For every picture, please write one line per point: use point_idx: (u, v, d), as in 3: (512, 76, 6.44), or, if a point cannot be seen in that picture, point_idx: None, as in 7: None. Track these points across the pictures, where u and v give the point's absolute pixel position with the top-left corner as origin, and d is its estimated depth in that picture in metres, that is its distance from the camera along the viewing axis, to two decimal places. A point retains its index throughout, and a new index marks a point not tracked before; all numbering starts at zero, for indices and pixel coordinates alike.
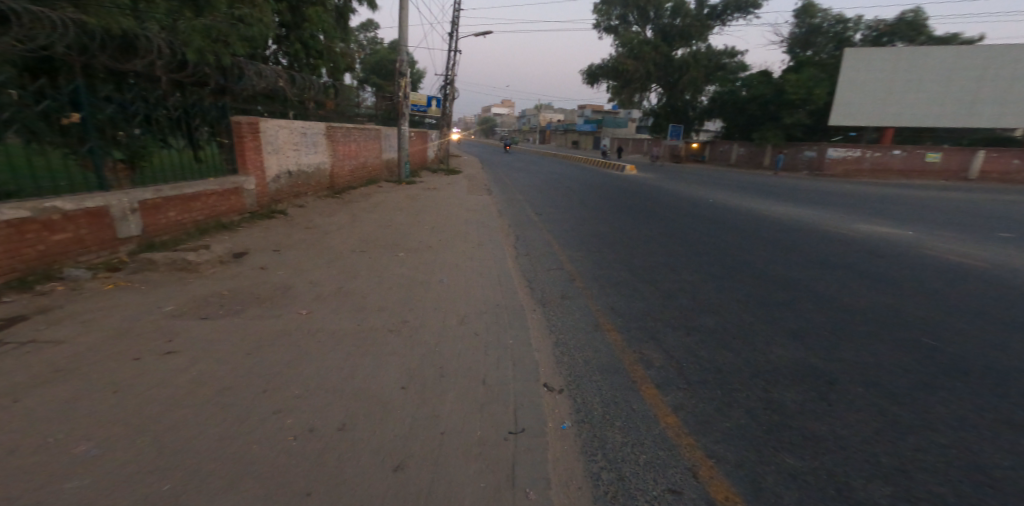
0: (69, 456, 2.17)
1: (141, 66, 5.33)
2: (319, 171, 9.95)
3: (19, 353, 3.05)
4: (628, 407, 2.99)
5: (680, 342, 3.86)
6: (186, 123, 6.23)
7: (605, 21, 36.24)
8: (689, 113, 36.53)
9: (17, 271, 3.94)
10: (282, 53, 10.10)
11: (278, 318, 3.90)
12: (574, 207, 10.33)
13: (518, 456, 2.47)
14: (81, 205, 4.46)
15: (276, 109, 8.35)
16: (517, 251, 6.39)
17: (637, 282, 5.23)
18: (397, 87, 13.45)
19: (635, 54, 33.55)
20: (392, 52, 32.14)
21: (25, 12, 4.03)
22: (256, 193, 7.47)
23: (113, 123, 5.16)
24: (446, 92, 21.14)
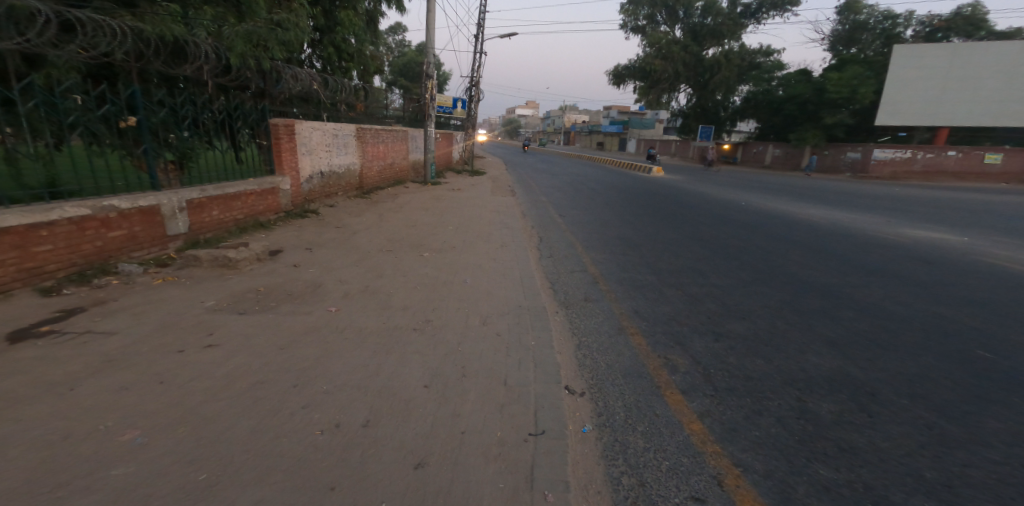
0: (116, 444, 2.31)
1: (190, 71, 5.60)
2: (350, 172, 10.24)
3: (76, 343, 3.28)
4: (651, 412, 2.92)
5: (707, 347, 3.75)
6: (229, 126, 6.53)
7: (633, 21, 35.64)
8: (722, 114, 35.58)
9: (77, 264, 4.27)
10: (316, 57, 10.45)
11: (309, 315, 4.02)
12: (600, 209, 10.24)
13: (538, 458, 2.46)
14: (135, 204, 4.76)
15: (310, 111, 8.64)
16: (541, 253, 6.38)
17: (664, 286, 5.11)
18: (424, 89, 13.67)
19: (665, 54, 32.91)
20: (420, 56, 32.55)
21: (88, 21, 4.27)
22: (290, 193, 7.77)
23: (165, 126, 5.48)
24: (472, 94, 21.32)
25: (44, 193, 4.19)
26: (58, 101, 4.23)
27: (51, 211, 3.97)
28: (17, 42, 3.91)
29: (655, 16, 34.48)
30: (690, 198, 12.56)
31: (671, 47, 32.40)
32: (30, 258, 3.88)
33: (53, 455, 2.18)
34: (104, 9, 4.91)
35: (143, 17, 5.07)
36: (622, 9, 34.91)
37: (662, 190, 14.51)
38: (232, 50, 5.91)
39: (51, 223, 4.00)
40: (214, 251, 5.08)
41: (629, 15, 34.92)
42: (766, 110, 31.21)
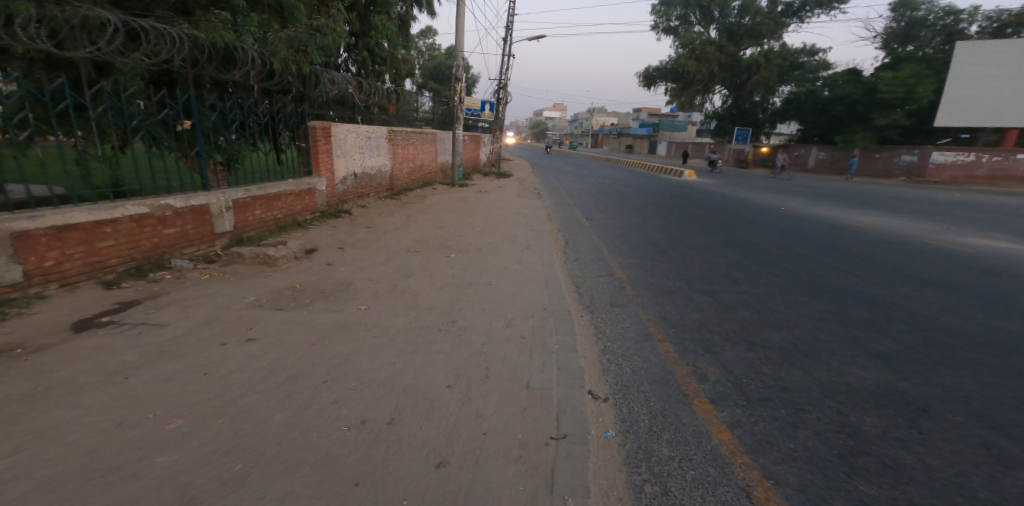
0: (162, 432, 2.46)
1: (239, 76, 5.88)
2: (381, 173, 10.53)
3: (132, 333, 3.52)
4: (677, 420, 2.83)
5: (740, 356, 3.59)
6: (272, 129, 6.84)
7: (664, 22, 34.93)
8: (761, 115, 34.26)
9: (135, 259, 4.59)
10: (351, 61, 10.80)
11: (341, 312, 4.15)
12: (630, 213, 10.07)
13: (558, 462, 2.43)
14: (188, 203, 5.07)
15: (346, 114, 8.93)
16: (567, 256, 6.34)
17: (694, 292, 4.95)
18: (453, 92, 13.87)
19: (699, 56, 32.15)
20: (450, 59, 32.89)
21: (150, 31, 4.58)
22: (326, 194, 8.06)
23: (216, 129, 5.78)
24: (501, 97, 21.48)
25: (109, 193, 4.53)
26: (122, 106, 4.57)
27: (114, 210, 4.30)
28: (90, 51, 4.30)
29: (690, 17, 33.75)
30: (724, 203, 12.14)
31: (705, 47, 31.60)
32: (95, 253, 4.21)
33: (107, 440, 2.35)
34: (165, 17, 5.17)
35: (198, 26, 5.31)
36: (655, 10, 34.38)
37: (695, 194, 14.11)
38: (275, 55, 6.15)
39: (114, 220, 4.33)
40: (256, 248, 5.33)
41: (661, 16, 34.29)
42: (809, 111, 29.87)
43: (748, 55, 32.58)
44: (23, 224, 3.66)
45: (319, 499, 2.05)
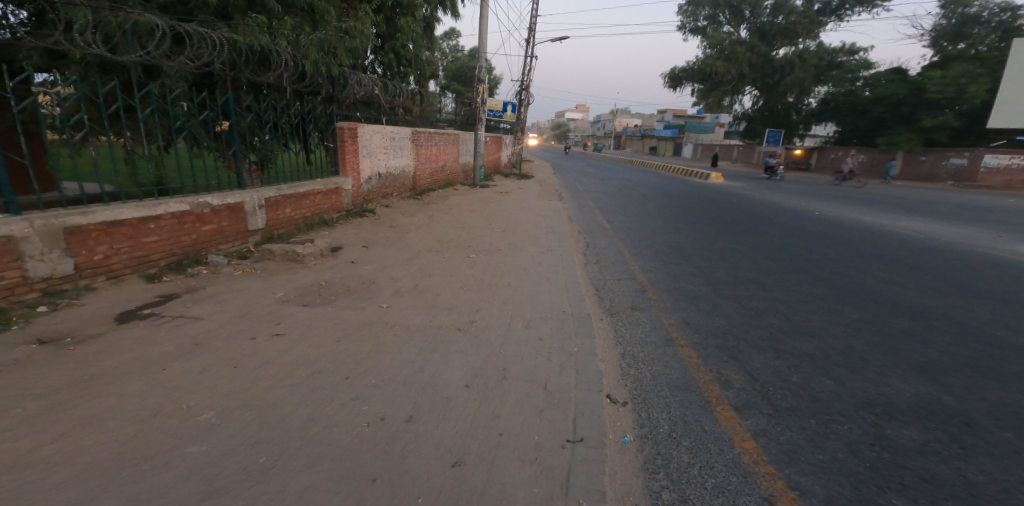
0: (194, 423, 2.57)
1: (273, 78, 6.09)
2: (404, 174, 10.71)
3: (171, 326, 3.70)
4: (698, 427, 2.76)
5: (767, 364, 3.46)
6: (303, 129, 7.06)
7: (692, 23, 34.25)
8: (795, 116, 33.07)
9: (176, 255, 4.83)
10: (378, 63, 11.01)
11: (363, 310, 4.23)
12: (654, 216, 9.89)
13: (574, 466, 2.41)
14: (224, 201, 5.30)
15: (372, 115, 9.12)
16: (587, 259, 6.28)
17: (719, 297, 4.81)
18: (476, 93, 13.99)
19: (728, 56, 31.39)
20: (473, 61, 33.04)
21: (195, 35, 4.80)
22: (352, 193, 8.26)
23: (251, 130, 6.01)
24: (522, 98, 21.55)
25: (153, 191, 4.78)
26: (168, 108, 4.83)
27: (158, 208, 4.54)
28: (140, 55, 4.54)
29: (719, 16, 33.00)
30: (752, 206, 11.76)
31: (735, 47, 30.80)
32: (140, 248, 4.46)
33: (144, 430, 2.47)
34: (207, 21, 5.47)
35: (237, 29, 5.57)
36: (682, 10, 33.77)
37: (722, 198, 13.73)
38: (306, 57, 6.35)
39: (158, 217, 4.58)
40: (285, 246, 5.51)
41: (689, 16, 33.67)
42: (847, 112, 28.64)
43: (780, 55, 31.55)
44: (77, 220, 3.92)
45: (339, 493, 2.10)
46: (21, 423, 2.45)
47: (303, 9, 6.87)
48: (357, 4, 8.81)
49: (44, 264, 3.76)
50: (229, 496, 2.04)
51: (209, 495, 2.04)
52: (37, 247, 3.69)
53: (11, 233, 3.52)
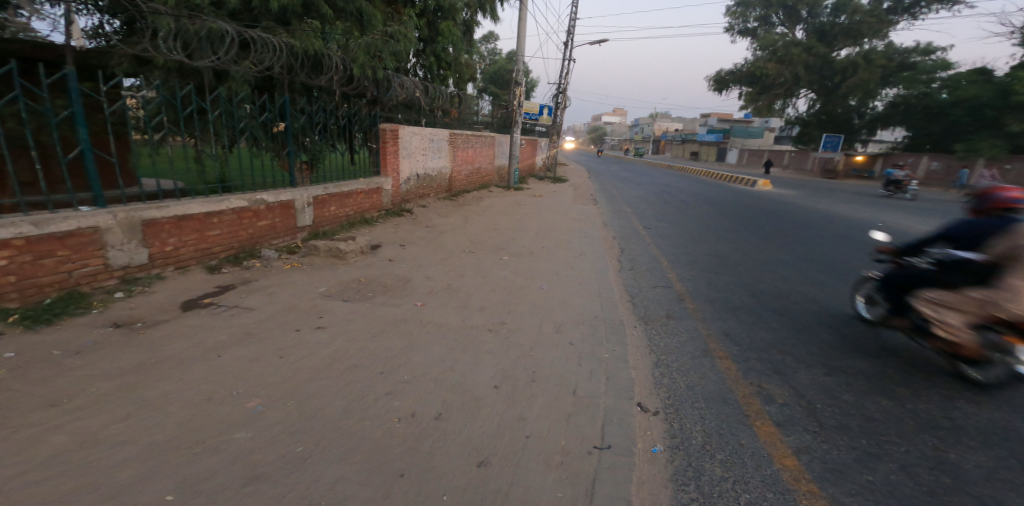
0: (242, 410, 2.74)
1: (325, 82, 6.40)
2: (441, 175, 10.95)
3: (226, 315, 3.98)
4: (734, 441, 2.61)
5: (815, 380, 3.21)
6: (349, 130, 7.34)
7: (741, 24, 32.86)
8: (857, 121, 30.79)
9: (234, 248, 5.19)
10: (419, 66, 11.20)
11: (398, 307, 4.36)
12: (694, 223, 9.54)
13: (600, 472, 2.36)
14: (278, 198, 5.65)
15: (412, 117, 9.38)
16: (621, 265, 6.14)
17: (764, 309, 4.55)
18: (512, 95, 14.11)
19: (781, 58, 29.81)
20: (510, 64, 32.81)
21: (259, 41, 5.15)
22: (391, 193, 8.54)
23: (303, 131, 6.32)
24: (559, 102, 21.41)
25: (217, 188, 5.17)
26: (233, 110, 5.20)
27: (220, 204, 4.92)
28: (212, 60, 4.94)
29: (772, 17, 31.50)
30: (801, 215, 11.10)
31: (789, 48, 29.18)
32: (204, 241, 4.84)
33: (196, 415, 2.66)
34: (269, 28, 5.86)
35: (295, 34, 5.95)
36: (731, 11, 32.45)
37: (768, 206, 13.05)
38: (355, 61, 6.67)
39: (221, 212, 4.96)
40: (330, 242, 5.79)
41: (738, 17, 32.41)
42: (919, 116, 26.34)
43: (841, 55, 29.56)
44: (152, 214, 4.31)
45: (368, 486, 2.17)
46: (94, 401, 2.69)
47: (353, 13, 7.15)
48: (401, 9, 9.07)
49: (122, 253, 4.16)
50: (268, 482, 2.16)
51: (250, 480, 2.16)
52: (118, 238, 4.09)
53: (97, 225, 3.92)
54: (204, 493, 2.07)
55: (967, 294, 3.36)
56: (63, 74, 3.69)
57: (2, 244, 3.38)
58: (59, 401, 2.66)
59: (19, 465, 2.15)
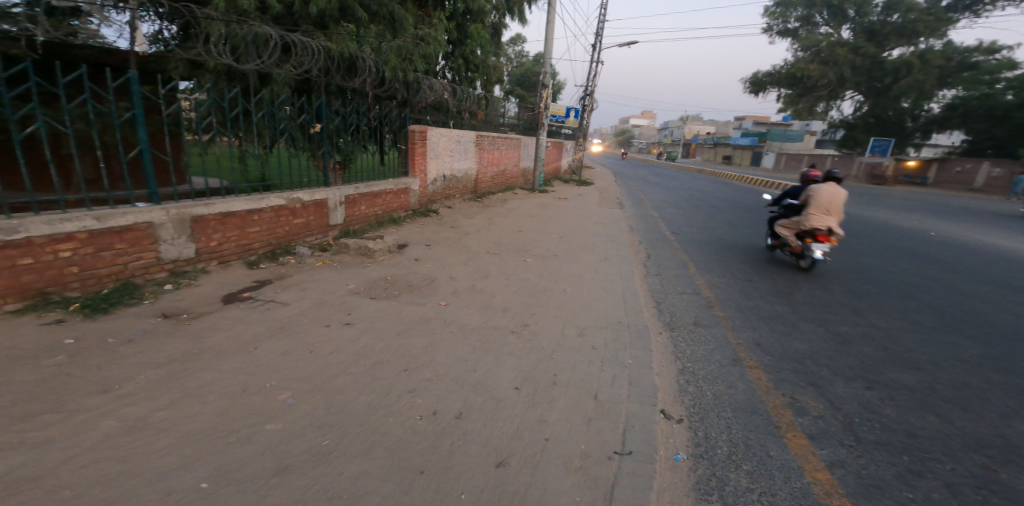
0: (274, 402, 2.86)
1: (359, 84, 6.60)
2: (467, 176, 11.05)
3: (262, 309, 4.17)
4: (762, 452, 2.49)
5: (853, 394, 3.02)
6: (380, 132, 7.51)
7: (781, 24, 31.48)
8: (909, 124, 28.89)
9: (271, 244, 5.43)
10: (448, 68, 11.25)
11: (423, 306, 4.43)
12: (726, 229, 9.22)
13: (620, 478, 2.31)
14: (312, 197, 5.88)
15: (441, 119, 9.45)
16: (648, 270, 6.00)
17: (800, 319, 4.34)
18: (539, 98, 14.15)
19: (825, 59, 28.17)
20: (537, 65, 32.49)
21: (299, 45, 5.39)
22: (419, 194, 8.71)
23: (338, 132, 6.52)
24: (587, 104, 21.14)
25: (258, 186, 5.43)
26: (274, 111, 5.46)
27: (260, 202, 5.17)
28: (257, 63, 5.21)
29: (815, 16, 30.04)
30: (841, 221, 10.54)
31: (835, 48, 27.66)
32: (245, 237, 5.10)
33: (231, 405, 2.78)
34: (308, 31, 6.11)
35: (331, 38, 6.18)
36: (771, 11, 31.11)
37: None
38: (387, 64, 6.83)
39: (261, 210, 5.22)
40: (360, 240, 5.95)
41: (778, 17, 31.06)
42: (981, 118, 24.45)
43: (893, 55, 27.86)
44: (200, 211, 4.59)
45: (389, 481, 2.22)
46: (142, 389, 2.87)
47: (386, 17, 7.26)
48: (432, 12, 9.18)
49: (172, 248, 4.44)
50: (295, 473, 2.25)
51: (278, 471, 2.25)
52: (169, 233, 4.37)
53: (151, 220, 4.20)
54: (236, 482, 2.17)
55: (796, 222, 6.10)
56: (126, 78, 3.87)
57: (68, 237, 3.68)
58: (111, 387, 2.85)
59: (74, 447, 2.32)
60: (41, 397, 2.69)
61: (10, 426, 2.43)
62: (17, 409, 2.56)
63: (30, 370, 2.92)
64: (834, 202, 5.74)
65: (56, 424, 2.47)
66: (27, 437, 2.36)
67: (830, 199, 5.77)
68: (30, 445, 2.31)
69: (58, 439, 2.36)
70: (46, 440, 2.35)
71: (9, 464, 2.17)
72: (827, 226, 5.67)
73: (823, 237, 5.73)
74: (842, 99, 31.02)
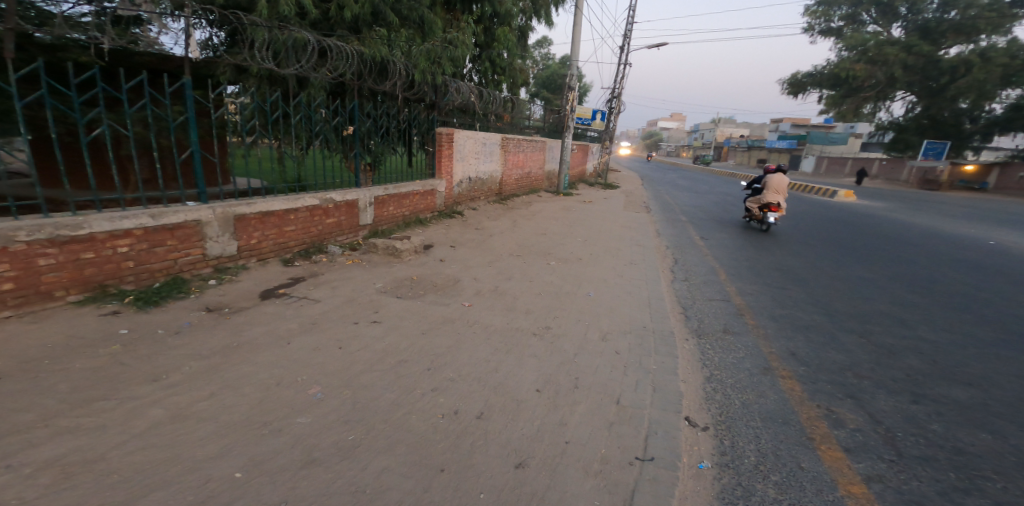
0: (305, 396, 2.97)
1: (389, 87, 6.80)
2: (492, 178, 11.12)
3: (295, 304, 4.34)
4: (793, 463, 2.37)
5: (897, 408, 2.82)
6: (408, 134, 7.68)
7: (821, 24, 29.50)
8: (967, 126, 26.92)
9: (305, 243, 5.66)
10: (475, 71, 11.16)
11: (447, 307, 4.48)
12: (760, 234, 8.87)
13: (641, 485, 2.25)
14: (345, 198, 6.09)
15: (468, 121, 9.54)
16: (675, 275, 5.84)
17: (838, 329, 4.11)
18: (565, 101, 14.09)
19: (873, 59, 26.18)
20: (564, 68, 32.20)
21: (334, 50, 5.60)
22: (445, 195, 8.85)
23: (369, 134, 6.72)
24: (614, 106, 20.74)
25: (295, 187, 5.68)
26: (311, 114, 5.69)
27: (296, 202, 5.41)
28: (296, 67, 5.45)
29: (862, 14, 28.24)
30: (886, 228, 9.96)
31: (883, 47, 25.75)
32: (282, 236, 5.33)
33: (265, 398, 2.90)
34: (343, 36, 6.31)
35: (364, 42, 6.32)
36: (811, 10, 29.32)
37: (846, 218, 11.86)
38: (416, 67, 7.00)
39: (296, 210, 5.45)
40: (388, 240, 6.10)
41: (819, 17, 28.98)
42: None
43: (950, 54, 25.99)
44: (242, 210, 4.84)
45: (410, 478, 2.26)
46: (185, 380, 3.04)
47: (417, 21, 7.37)
48: (460, 15, 9.27)
49: (217, 245, 4.70)
50: (322, 466, 2.31)
51: (307, 464, 2.33)
52: (214, 231, 4.64)
53: (199, 219, 4.47)
54: (268, 473, 2.25)
55: (758, 200, 9.35)
56: (181, 83, 4.14)
57: (125, 234, 3.97)
58: (158, 378, 3.03)
59: (123, 434, 2.46)
60: (96, 384, 2.89)
61: (68, 411, 2.62)
62: (76, 395, 2.76)
63: (88, 358, 3.15)
64: (780, 187, 9.02)
65: (109, 410, 2.65)
66: (83, 422, 2.53)
67: (778, 185, 9.06)
68: (85, 430, 2.47)
69: (109, 425, 2.52)
70: (99, 426, 2.51)
71: (66, 447, 2.32)
72: (777, 202, 8.89)
73: (774, 208, 8.90)
74: (892, 100, 29.15)
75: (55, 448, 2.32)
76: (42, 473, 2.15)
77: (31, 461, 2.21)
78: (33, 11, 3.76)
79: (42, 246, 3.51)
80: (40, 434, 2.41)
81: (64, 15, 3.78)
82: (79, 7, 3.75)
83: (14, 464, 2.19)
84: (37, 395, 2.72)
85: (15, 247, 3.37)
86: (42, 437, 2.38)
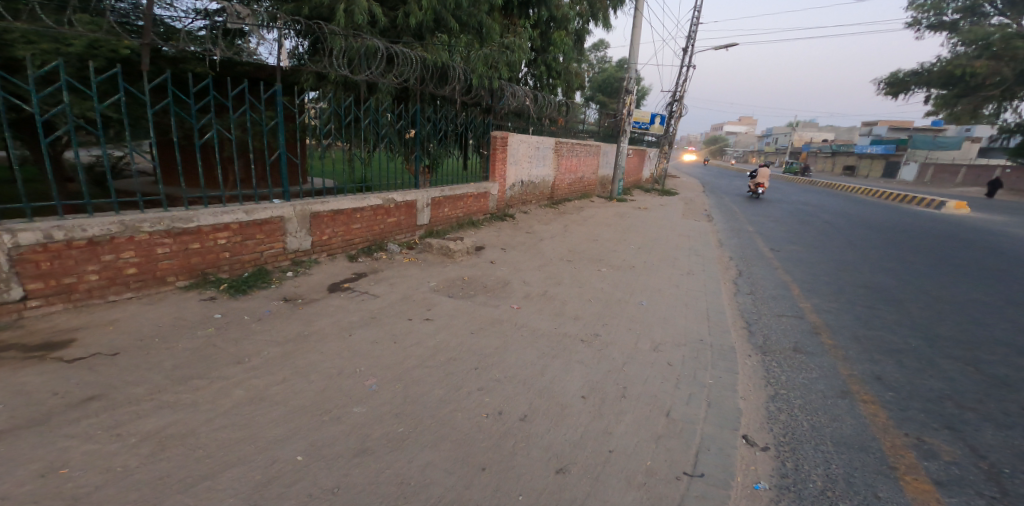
0: (361, 387, 3.12)
1: (449, 91, 7.15)
2: (545, 182, 11.15)
3: (358, 299, 4.64)
4: (868, 491, 2.06)
5: (1012, 445, 2.36)
6: (464, 137, 7.97)
7: (927, 17, 25.62)
8: None
9: (368, 240, 6.06)
10: (531, 75, 11.31)
11: (495, 308, 4.51)
12: (843, 248, 7.94)
13: (688, 501, 2.07)
14: (405, 198, 6.45)
15: (522, 125, 9.68)
16: (739, 288, 5.39)
17: (938, 353, 3.53)
18: (622, 104, 13.75)
19: (999, 54, 21.70)
20: (621, 70, 31.52)
21: (400, 56, 6.03)
22: (497, 197, 9.03)
23: (428, 137, 7.10)
24: (675, 110, 19.75)
25: (362, 187, 6.13)
26: (379, 118, 6.13)
27: (363, 201, 5.85)
28: (368, 74, 5.93)
29: (985, 5, 24.17)
30: (1006, 245, 8.50)
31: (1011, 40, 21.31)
32: (349, 233, 5.77)
33: (327, 386, 3.10)
34: (408, 42, 6.77)
35: (427, 48, 6.79)
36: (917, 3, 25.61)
37: (956, 232, 10.27)
38: (474, 71, 7.35)
39: (362, 209, 5.88)
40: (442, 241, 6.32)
41: (928, 9, 25.04)
42: None
43: None
44: (317, 208, 5.32)
45: (452, 474, 2.27)
46: (263, 364, 3.35)
47: (476, 27, 7.74)
48: (517, 20, 9.53)
49: (295, 240, 5.20)
50: (372, 456, 2.40)
51: (359, 453, 2.43)
52: (294, 227, 5.15)
53: (282, 215, 4.99)
54: (324, 458, 2.38)
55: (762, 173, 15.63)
56: (273, 92, 4.67)
57: (225, 227, 4.53)
58: (241, 361, 3.37)
59: (212, 412, 2.75)
60: (193, 364, 3.28)
61: (170, 387, 2.98)
62: (177, 373, 3.14)
63: (189, 340, 3.59)
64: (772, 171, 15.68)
65: (201, 389, 2.97)
66: (181, 398, 2.86)
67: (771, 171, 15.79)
68: (180, 406, 2.79)
69: (200, 402, 2.83)
70: (192, 403, 2.82)
71: (167, 420, 2.64)
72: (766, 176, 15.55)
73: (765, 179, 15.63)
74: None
75: (155, 421, 2.63)
76: (146, 442, 2.44)
77: (139, 430, 2.53)
78: (163, 27, 4.56)
79: (160, 237, 4.12)
80: (147, 406, 2.76)
81: (185, 30, 4.49)
82: (196, 22, 4.42)
83: (123, 432, 2.50)
84: (147, 371, 3.13)
85: (140, 237, 3.99)
86: (148, 410, 2.72)
